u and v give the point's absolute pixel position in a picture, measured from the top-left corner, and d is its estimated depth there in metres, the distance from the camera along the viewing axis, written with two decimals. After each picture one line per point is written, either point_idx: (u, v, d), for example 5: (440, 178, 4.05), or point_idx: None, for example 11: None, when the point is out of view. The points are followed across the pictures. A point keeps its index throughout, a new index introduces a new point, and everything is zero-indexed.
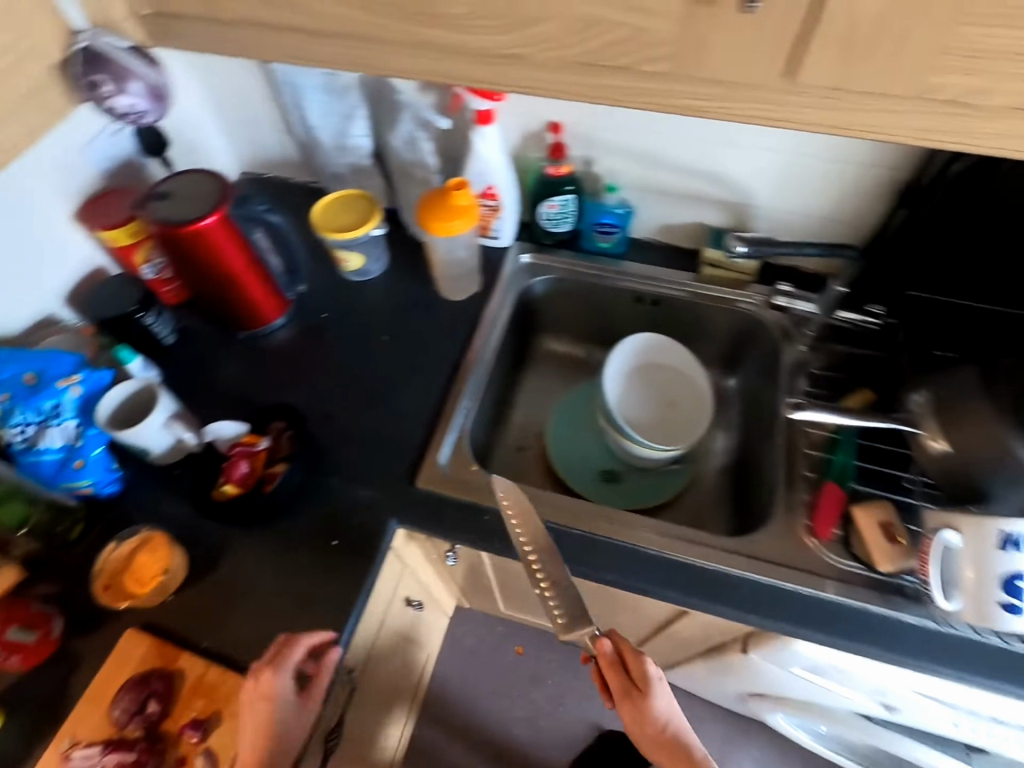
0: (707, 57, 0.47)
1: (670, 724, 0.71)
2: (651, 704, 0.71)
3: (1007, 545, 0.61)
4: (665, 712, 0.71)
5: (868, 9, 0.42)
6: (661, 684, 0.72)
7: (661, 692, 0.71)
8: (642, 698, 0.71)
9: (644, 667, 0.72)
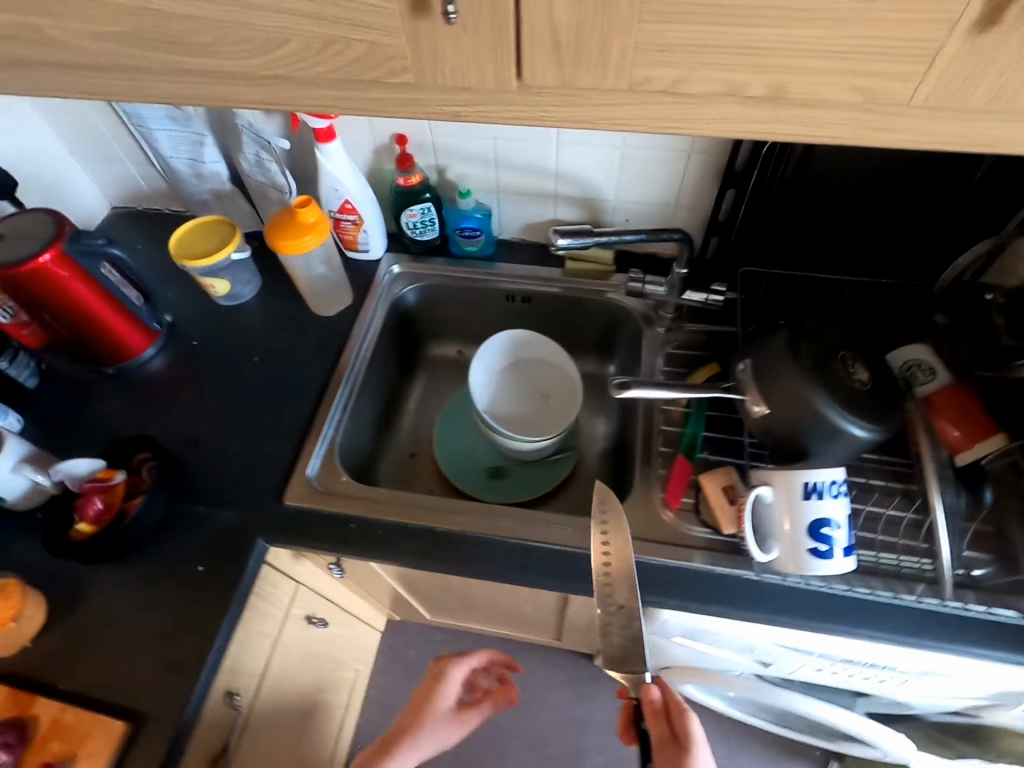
0: (441, 67, 0.50)
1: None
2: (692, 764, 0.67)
3: (809, 493, 0.65)
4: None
5: (561, 16, 0.45)
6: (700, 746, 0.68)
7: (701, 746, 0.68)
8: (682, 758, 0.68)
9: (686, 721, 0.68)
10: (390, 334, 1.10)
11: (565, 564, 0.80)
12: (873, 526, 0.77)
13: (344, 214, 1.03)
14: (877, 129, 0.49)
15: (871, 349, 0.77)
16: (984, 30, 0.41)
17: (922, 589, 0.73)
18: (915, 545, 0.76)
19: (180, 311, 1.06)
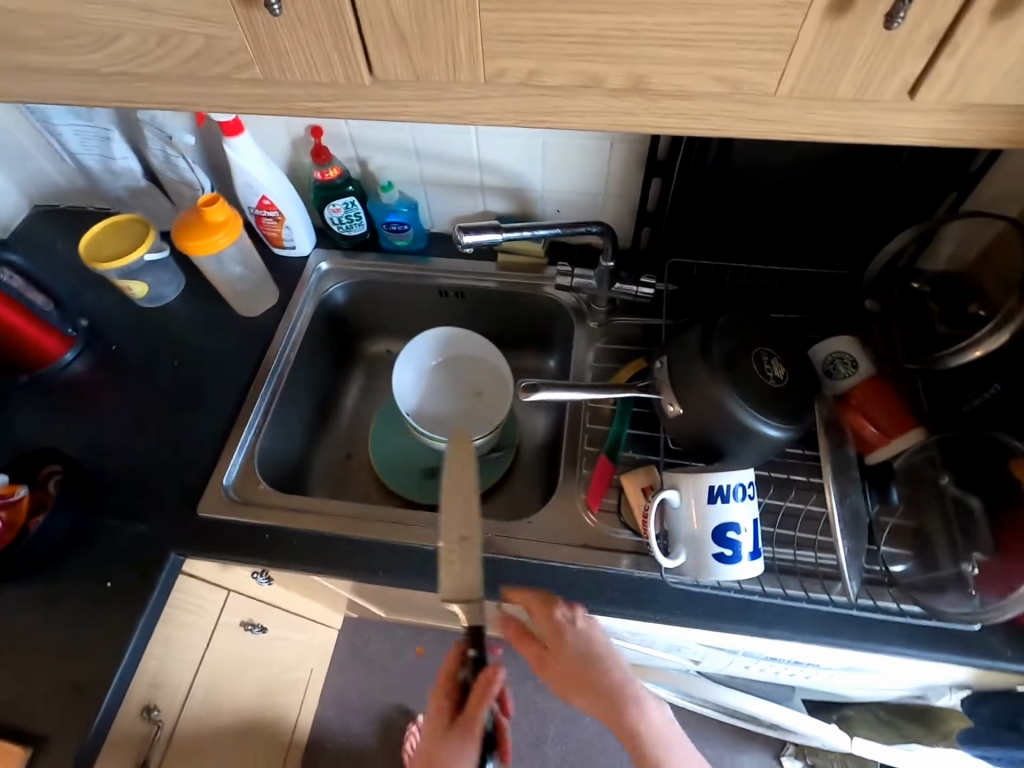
0: (286, 62, 0.47)
1: (604, 669, 0.67)
2: (569, 652, 0.67)
3: (714, 497, 0.63)
4: (595, 657, 0.67)
5: (398, 6, 0.42)
6: (577, 631, 0.68)
7: (578, 633, 0.68)
8: (560, 649, 0.68)
9: (554, 615, 0.68)
10: (320, 333, 1.07)
11: (486, 569, 0.77)
12: (793, 523, 0.76)
13: (265, 210, 0.99)
14: (749, 120, 0.46)
15: (789, 342, 0.75)
16: (837, 14, 0.38)
17: (839, 587, 0.71)
18: (825, 542, 0.74)
19: (98, 315, 1.02)
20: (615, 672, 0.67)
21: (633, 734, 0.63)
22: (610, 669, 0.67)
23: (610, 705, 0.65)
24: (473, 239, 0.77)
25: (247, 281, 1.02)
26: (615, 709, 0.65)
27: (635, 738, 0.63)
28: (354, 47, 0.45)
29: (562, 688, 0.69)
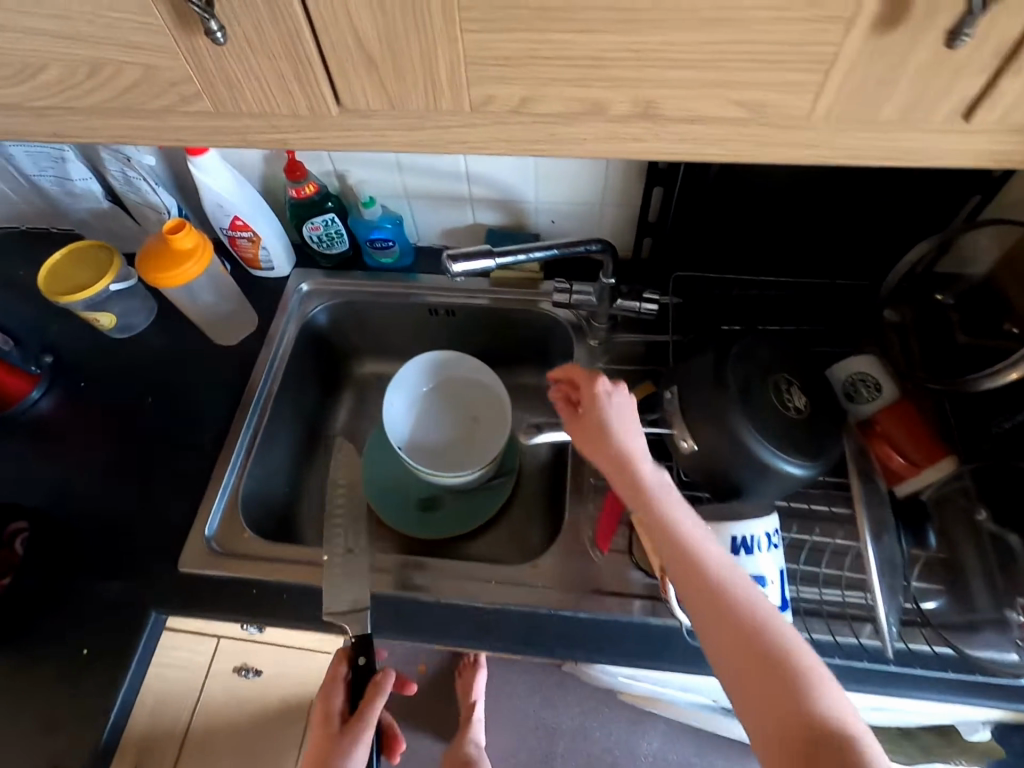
0: (239, 92, 0.40)
1: (669, 502, 0.54)
2: (597, 393, 0.60)
3: (737, 549, 0.59)
4: (663, 492, 0.54)
5: (365, 28, 0.35)
6: (613, 398, 0.59)
7: (618, 411, 0.59)
8: (593, 405, 0.59)
9: (588, 380, 0.61)
10: (304, 358, 1.00)
11: (492, 622, 0.71)
12: (819, 559, 0.71)
13: (238, 231, 0.92)
14: (776, 147, 0.40)
15: (806, 367, 0.70)
16: (887, 27, 0.32)
17: (869, 629, 0.67)
18: (859, 578, 0.70)
19: (65, 348, 0.95)
20: (690, 522, 0.52)
21: (688, 546, 0.51)
22: (676, 510, 0.53)
23: (637, 487, 0.54)
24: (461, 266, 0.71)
25: (223, 308, 0.95)
26: (667, 523, 0.52)
27: (664, 526, 0.52)
28: (316, 75, 0.38)
29: (594, 444, 0.58)
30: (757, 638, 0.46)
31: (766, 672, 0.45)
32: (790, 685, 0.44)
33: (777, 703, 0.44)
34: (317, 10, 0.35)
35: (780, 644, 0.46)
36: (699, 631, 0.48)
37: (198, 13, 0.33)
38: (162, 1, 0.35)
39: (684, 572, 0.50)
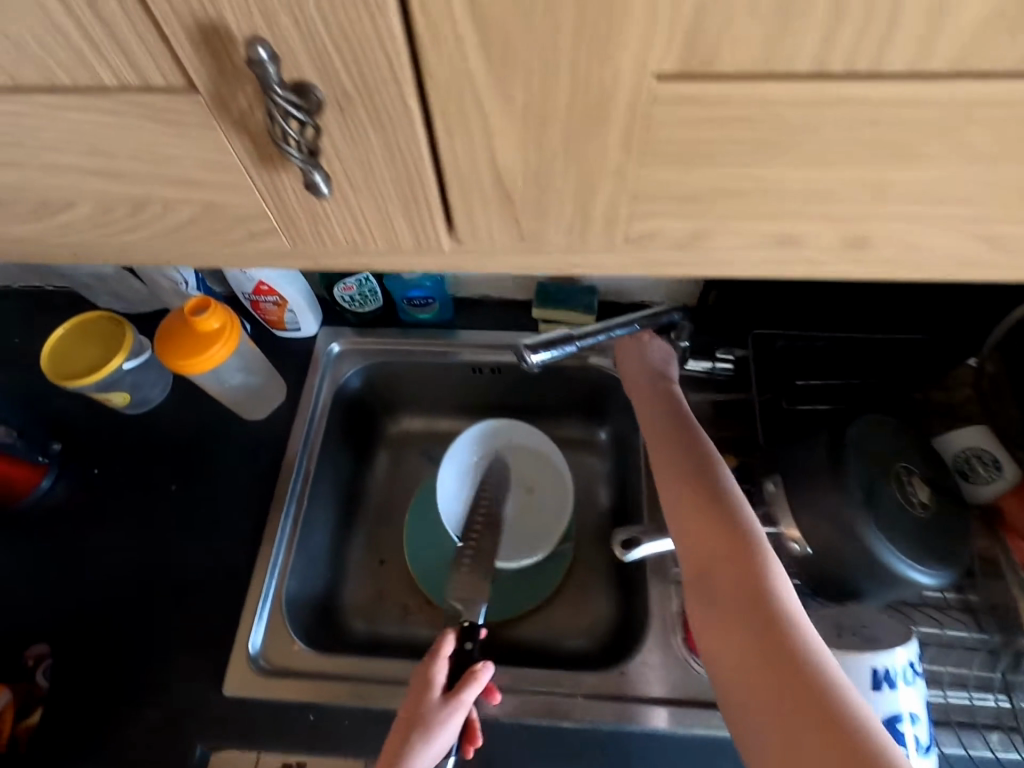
0: (325, 229, 0.31)
1: (687, 445, 0.63)
2: (642, 350, 0.75)
3: (879, 683, 0.52)
4: (683, 438, 0.64)
5: (510, 164, 0.27)
6: (664, 351, 0.75)
7: (659, 358, 0.74)
8: (638, 351, 0.75)
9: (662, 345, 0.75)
10: (337, 427, 0.91)
11: (580, 746, 0.65)
12: (945, 658, 0.64)
13: (262, 296, 0.84)
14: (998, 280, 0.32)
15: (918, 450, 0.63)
16: None
17: (1000, 737, 0.61)
18: (991, 678, 0.63)
19: (74, 430, 0.86)
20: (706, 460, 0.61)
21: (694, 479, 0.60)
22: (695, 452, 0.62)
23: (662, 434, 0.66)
24: (541, 356, 0.60)
25: (248, 381, 0.86)
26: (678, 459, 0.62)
27: (666, 448, 0.64)
28: (430, 212, 0.30)
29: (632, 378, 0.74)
30: (723, 559, 0.53)
31: (724, 584, 0.52)
32: (745, 599, 0.51)
33: (727, 607, 0.51)
34: (448, 147, 0.26)
35: (749, 570, 0.52)
36: (683, 553, 0.57)
37: (300, 164, 0.25)
38: (236, 136, 0.26)
39: (680, 499, 0.59)
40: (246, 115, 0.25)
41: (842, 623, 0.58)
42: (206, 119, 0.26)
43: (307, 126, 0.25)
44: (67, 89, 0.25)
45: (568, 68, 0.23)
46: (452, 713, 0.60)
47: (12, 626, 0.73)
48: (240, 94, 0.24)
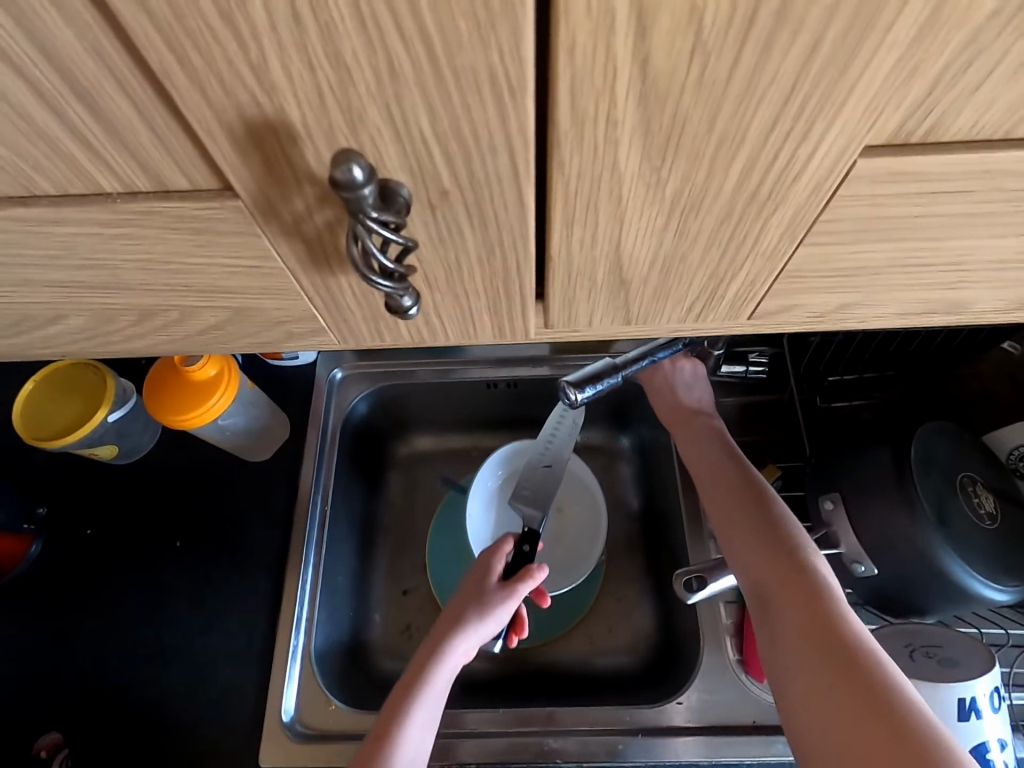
0: (386, 325, 0.33)
1: (740, 486, 0.60)
2: (673, 379, 0.70)
3: (965, 713, 0.50)
4: (734, 477, 0.60)
5: (634, 254, 0.28)
6: (699, 375, 0.69)
7: (694, 385, 0.70)
8: (669, 379, 0.70)
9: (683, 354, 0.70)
10: (347, 461, 0.85)
11: None
12: (1013, 659, 0.61)
13: None
14: None
15: (979, 455, 0.61)
16: None
17: None
18: None
19: (57, 488, 0.78)
20: (764, 502, 0.58)
21: (755, 527, 0.56)
22: (751, 495, 0.58)
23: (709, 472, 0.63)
24: (585, 392, 0.54)
25: (251, 423, 0.79)
26: (734, 503, 0.59)
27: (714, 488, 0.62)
28: (521, 302, 0.31)
29: (666, 410, 0.69)
30: (798, 615, 0.50)
31: (801, 641, 0.49)
32: (827, 657, 0.47)
33: (806, 665, 0.47)
34: (563, 241, 0.27)
35: (827, 625, 0.48)
36: (753, 610, 0.53)
37: (387, 289, 0.25)
38: (291, 244, 0.27)
39: (741, 551, 0.56)
40: (303, 220, 0.26)
41: (914, 643, 0.55)
42: (259, 228, 0.26)
43: (388, 244, 0.24)
44: (159, 192, 0.25)
45: (701, 171, 0.24)
46: (507, 599, 0.65)
47: (16, 714, 0.67)
48: (297, 199, 0.25)
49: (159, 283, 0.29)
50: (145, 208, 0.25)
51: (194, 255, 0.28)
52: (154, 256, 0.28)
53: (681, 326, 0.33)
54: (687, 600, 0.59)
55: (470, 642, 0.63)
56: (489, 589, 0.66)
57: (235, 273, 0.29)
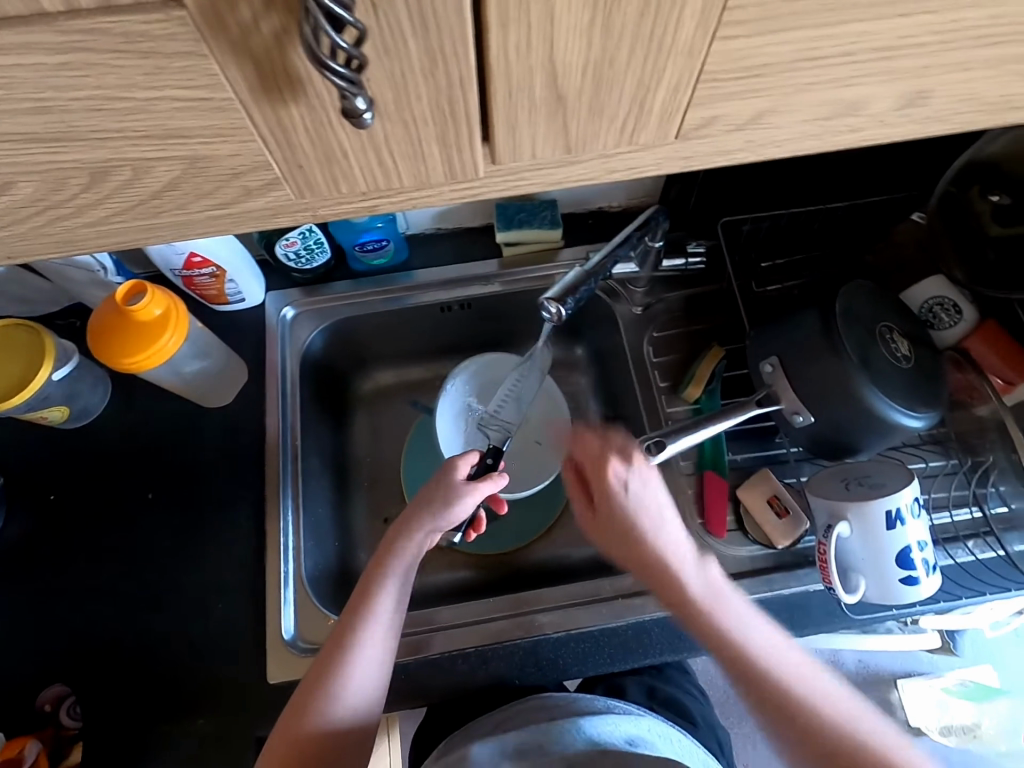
0: (342, 170, 0.27)
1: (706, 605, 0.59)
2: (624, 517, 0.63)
3: (891, 523, 0.57)
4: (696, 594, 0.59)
5: (568, 58, 0.23)
6: (641, 486, 0.63)
7: (642, 497, 0.63)
8: (618, 514, 0.63)
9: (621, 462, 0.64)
10: (310, 398, 0.85)
11: (628, 638, 0.68)
12: (930, 486, 0.72)
13: (196, 269, 0.74)
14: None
15: (897, 309, 0.67)
16: None
17: (979, 542, 0.69)
18: (967, 494, 0.71)
19: (10, 458, 0.76)
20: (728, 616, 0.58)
21: (736, 655, 0.56)
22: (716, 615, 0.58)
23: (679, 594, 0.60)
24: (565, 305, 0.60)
25: (207, 367, 0.79)
26: (723, 642, 0.57)
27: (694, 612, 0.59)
28: (469, 130, 0.26)
29: (621, 544, 0.63)
30: (804, 744, 0.53)
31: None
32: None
33: None
34: (501, 44, 0.22)
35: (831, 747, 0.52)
36: (761, 733, 0.56)
37: (340, 88, 0.20)
38: (240, 64, 0.21)
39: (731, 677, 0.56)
40: (251, 35, 0.20)
41: (849, 477, 0.63)
42: (205, 45, 0.20)
43: (348, 32, 0.19)
44: (101, 7, 0.19)
45: None
46: (473, 495, 0.65)
47: (11, 677, 0.67)
48: (242, 6, 0.19)
49: (92, 137, 0.23)
50: (92, 28, 0.19)
51: (143, 92, 0.22)
52: (103, 89, 0.21)
53: (617, 149, 0.29)
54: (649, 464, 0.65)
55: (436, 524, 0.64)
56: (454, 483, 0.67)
57: (188, 111, 0.23)
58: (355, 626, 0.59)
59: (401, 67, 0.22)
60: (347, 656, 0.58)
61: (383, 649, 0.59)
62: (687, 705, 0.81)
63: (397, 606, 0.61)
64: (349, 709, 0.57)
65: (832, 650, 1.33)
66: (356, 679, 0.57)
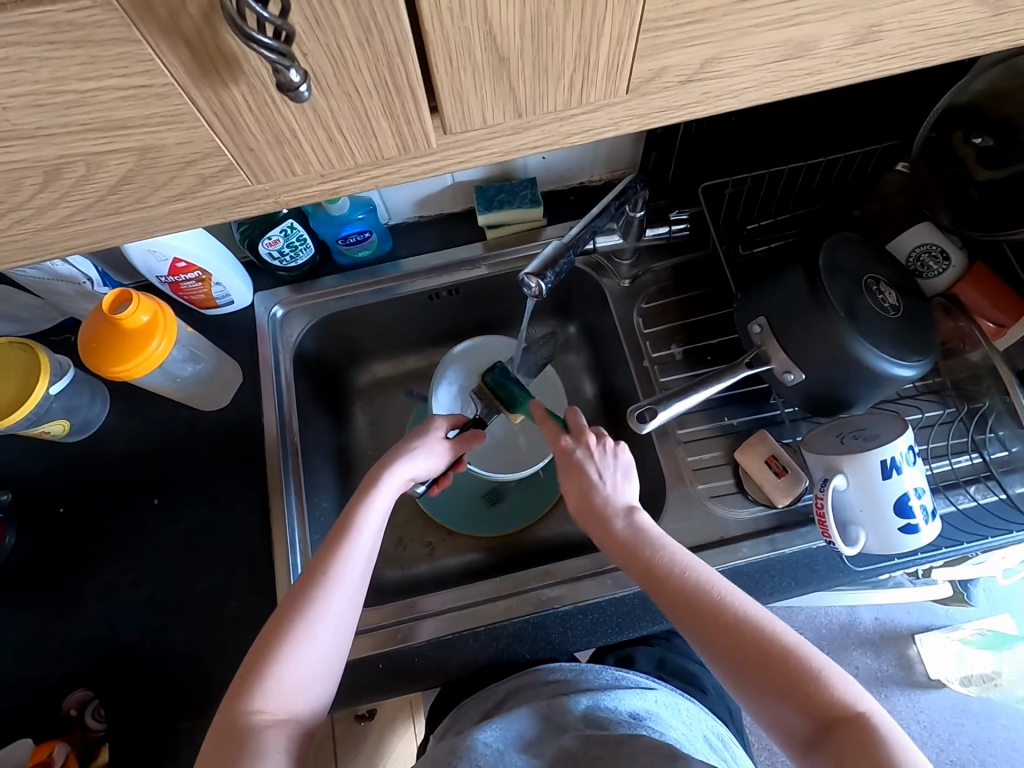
0: (294, 151, 0.27)
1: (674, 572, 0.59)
2: (585, 480, 0.66)
3: (887, 472, 0.57)
4: (661, 559, 0.60)
5: (504, 16, 0.23)
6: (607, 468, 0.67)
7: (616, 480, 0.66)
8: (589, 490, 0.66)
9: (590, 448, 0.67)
10: (306, 395, 0.85)
11: (636, 607, 0.69)
12: (928, 436, 0.72)
13: (181, 274, 0.74)
14: (984, 40, 0.32)
15: (883, 259, 0.67)
16: None
17: (980, 486, 0.69)
18: (966, 441, 0.70)
19: (16, 475, 0.77)
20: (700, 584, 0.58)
21: (692, 609, 0.57)
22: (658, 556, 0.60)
23: (641, 557, 0.61)
24: (546, 278, 0.59)
25: (200, 369, 0.79)
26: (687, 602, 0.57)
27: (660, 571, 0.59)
28: (416, 100, 0.26)
29: (585, 514, 0.66)
30: (778, 701, 0.52)
31: (800, 733, 0.51)
32: (818, 736, 0.50)
33: (812, 752, 0.50)
34: (434, 5, 0.22)
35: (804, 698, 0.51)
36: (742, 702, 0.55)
37: (271, 62, 0.20)
38: (173, 48, 0.21)
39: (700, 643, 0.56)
40: (180, 15, 0.20)
41: (844, 431, 0.63)
42: (135, 30, 0.21)
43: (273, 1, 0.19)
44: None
45: None
46: (449, 447, 0.70)
47: (36, 684, 0.69)
48: None
49: (38, 135, 0.23)
50: (22, 22, 0.19)
51: (82, 83, 0.22)
52: (42, 85, 0.22)
53: (569, 110, 0.29)
54: (642, 432, 0.65)
55: (414, 467, 0.67)
56: (436, 433, 0.70)
57: (131, 100, 0.23)
58: (325, 565, 0.59)
59: (334, 35, 0.22)
60: (315, 593, 0.58)
61: (354, 594, 0.60)
62: (694, 672, 0.83)
63: (370, 545, 0.62)
64: (319, 652, 0.57)
65: (847, 609, 1.33)
66: (327, 622, 0.57)
